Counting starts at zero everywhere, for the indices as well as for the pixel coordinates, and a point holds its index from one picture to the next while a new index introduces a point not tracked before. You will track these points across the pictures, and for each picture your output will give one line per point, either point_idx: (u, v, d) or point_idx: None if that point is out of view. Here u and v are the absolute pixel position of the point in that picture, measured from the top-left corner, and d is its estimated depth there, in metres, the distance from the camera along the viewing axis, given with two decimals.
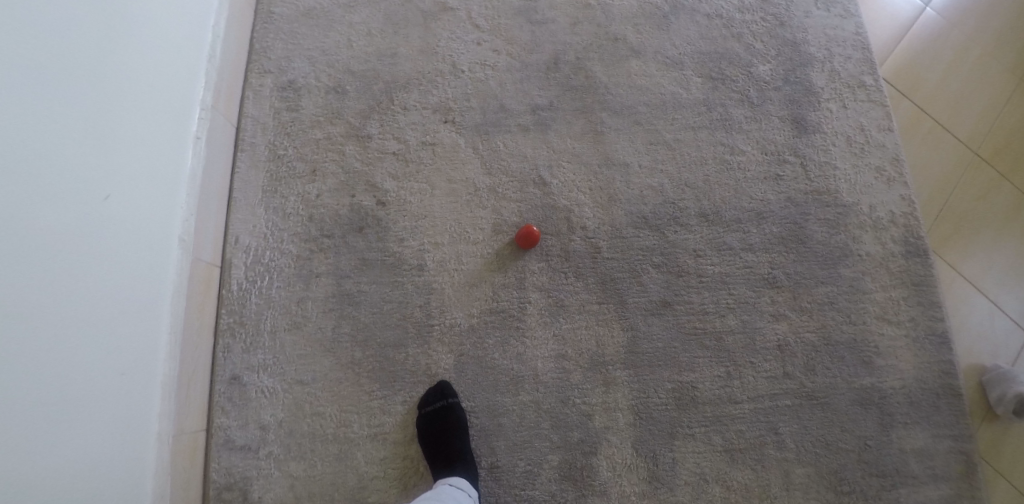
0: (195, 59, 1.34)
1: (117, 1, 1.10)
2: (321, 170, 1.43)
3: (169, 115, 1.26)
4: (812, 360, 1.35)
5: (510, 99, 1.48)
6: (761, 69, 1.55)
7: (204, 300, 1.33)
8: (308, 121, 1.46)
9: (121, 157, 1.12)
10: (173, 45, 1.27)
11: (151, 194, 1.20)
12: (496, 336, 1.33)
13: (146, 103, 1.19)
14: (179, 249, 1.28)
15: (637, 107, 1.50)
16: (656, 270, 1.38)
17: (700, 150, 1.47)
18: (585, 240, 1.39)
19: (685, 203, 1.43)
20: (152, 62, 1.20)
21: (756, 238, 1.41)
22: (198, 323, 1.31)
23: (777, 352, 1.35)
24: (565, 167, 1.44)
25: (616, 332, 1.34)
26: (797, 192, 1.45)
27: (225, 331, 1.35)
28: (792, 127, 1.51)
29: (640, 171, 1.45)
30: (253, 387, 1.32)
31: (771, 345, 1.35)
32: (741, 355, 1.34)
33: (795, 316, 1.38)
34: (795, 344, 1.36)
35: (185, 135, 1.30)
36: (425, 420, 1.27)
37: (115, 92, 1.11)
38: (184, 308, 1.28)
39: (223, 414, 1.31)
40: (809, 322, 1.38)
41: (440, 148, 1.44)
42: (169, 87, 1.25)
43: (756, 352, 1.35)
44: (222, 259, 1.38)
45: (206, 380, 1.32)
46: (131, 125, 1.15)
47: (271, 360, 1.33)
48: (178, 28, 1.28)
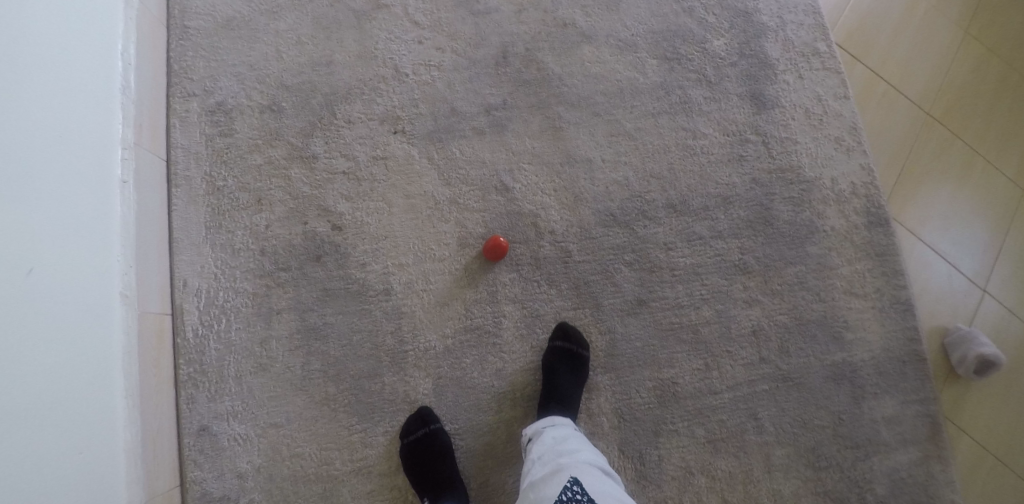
0: (105, 95, 1.22)
1: (5, 47, 0.98)
2: (266, 199, 1.34)
3: (83, 163, 1.14)
4: (785, 342, 1.36)
5: (461, 100, 1.39)
6: (715, 45, 1.48)
7: (160, 352, 1.25)
8: (245, 146, 1.36)
9: (38, 221, 1.02)
10: (74, 85, 1.14)
11: (80, 254, 1.10)
12: (474, 354, 1.29)
13: (55, 156, 1.07)
14: (123, 306, 1.19)
15: (593, 98, 1.43)
16: (629, 268, 1.35)
17: (662, 138, 1.42)
18: (554, 245, 1.35)
19: (652, 195, 1.39)
20: (56, 107, 1.09)
21: (725, 224, 1.40)
22: (157, 378, 1.23)
23: (753, 338, 1.35)
24: (526, 169, 1.38)
25: (595, 337, 1.32)
26: (761, 172, 1.43)
27: (186, 382, 1.28)
28: (750, 104, 1.46)
29: (603, 166, 1.40)
30: (224, 435, 1.26)
31: (745, 331, 1.36)
32: (718, 345, 1.34)
33: (767, 300, 1.37)
34: (769, 328, 1.36)
35: (107, 182, 1.20)
36: (409, 450, 1.23)
37: (20, 149, 1.00)
38: (139, 366, 1.20)
39: (195, 467, 1.25)
40: (781, 304, 1.38)
41: (392, 162, 1.36)
42: (77, 132, 1.14)
43: (732, 339, 1.35)
44: (172, 306, 1.30)
45: (173, 435, 1.25)
46: (44, 182, 1.04)
47: (240, 405, 1.27)
48: (77, 65, 1.15)
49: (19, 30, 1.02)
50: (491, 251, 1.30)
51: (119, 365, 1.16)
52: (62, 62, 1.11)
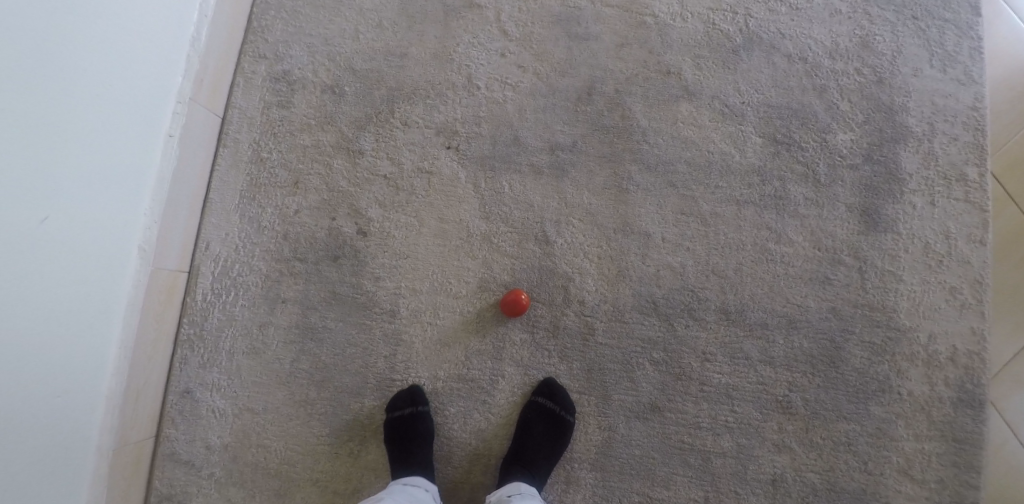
0: (168, 41, 1.16)
1: None
2: (304, 183, 1.29)
3: (128, 111, 1.10)
4: (805, 502, 1.19)
5: (527, 131, 1.25)
6: (839, 139, 1.20)
7: (166, 308, 1.25)
8: (297, 123, 1.30)
9: (64, 169, 0.98)
10: (136, 27, 1.08)
11: (105, 204, 1.08)
12: (459, 405, 1.22)
13: (98, 102, 1.02)
14: (138, 260, 1.17)
15: (673, 164, 1.21)
16: (653, 367, 1.20)
17: (740, 232, 1.20)
18: (579, 316, 1.21)
19: (706, 293, 1.20)
20: (109, 51, 1.03)
21: (780, 350, 1.19)
22: (156, 333, 1.24)
23: (770, 487, 1.20)
24: (575, 226, 1.22)
25: (592, 430, 1.21)
26: (845, 302, 1.19)
27: (184, 342, 1.28)
28: (859, 220, 1.19)
29: (663, 245, 1.21)
30: (204, 404, 1.26)
31: (765, 477, 1.20)
32: (727, 483, 1.20)
33: (801, 449, 1.21)
34: (791, 482, 1.20)
35: (151, 131, 1.16)
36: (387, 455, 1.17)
37: (57, 94, 0.95)
38: (140, 320, 1.20)
39: (172, 425, 1.26)
40: (817, 462, 1.20)
41: (437, 179, 1.26)
42: (129, 78, 1.08)
43: (745, 481, 1.21)
44: (190, 264, 1.29)
45: (159, 390, 1.26)
46: (78, 129, 1.00)
47: (225, 380, 1.27)
48: (143, 7, 1.09)
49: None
50: (511, 305, 1.19)
51: (118, 318, 1.15)
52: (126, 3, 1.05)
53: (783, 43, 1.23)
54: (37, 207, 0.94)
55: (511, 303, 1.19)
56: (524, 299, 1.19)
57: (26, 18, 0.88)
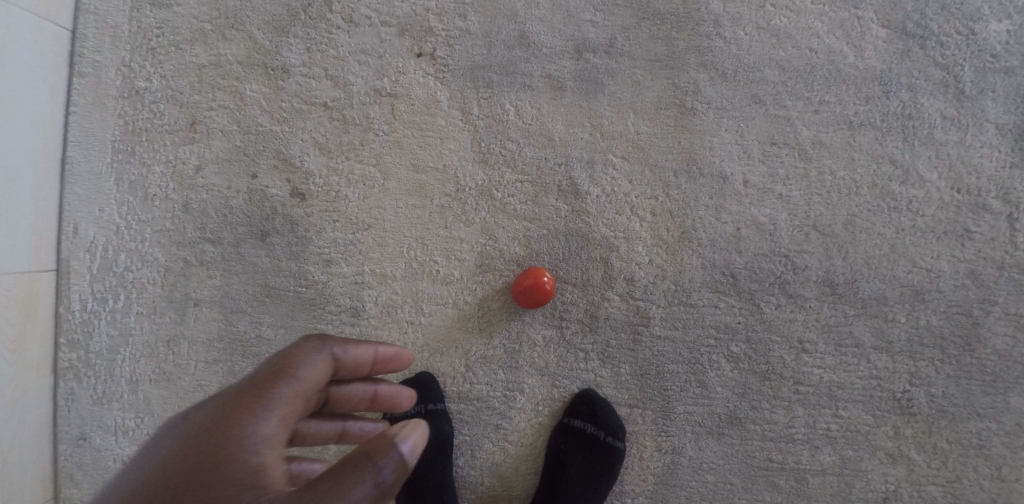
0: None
1: None
2: (204, 123, 0.85)
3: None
4: None
5: (540, 26, 0.84)
6: (991, 29, 0.84)
7: (25, 328, 0.83)
8: (188, 30, 0.86)
9: None
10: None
11: None
12: (464, 435, 0.87)
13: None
14: None
15: (759, 69, 0.84)
16: (731, 366, 0.88)
17: (853, 167, 0.84)
18: (626, 301, 0.86)
19: (805, 259, 0.85)
20: None
21: (900, 331, 0.89)
22: (16, 366, 0.82)
23: None
24: (617, 168, 0.84)
25: (648, 454, 0.89)
26: (987, 262, 0.87)
27: (68, 372, 0.87)
28: (1011, 146, 0.85)
29: (746, 194, 0.84)
30: (110, 455, 0.87)
31: (874, 496, 0.90)
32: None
33: (924, 461, 0.90)
34: (910, 501, 0.90)
35: None
36: None
37: None
38: None
39: (73, 485, 0.86)
40: (940, 473, 0.90)
41: (403, 104, 0.84)
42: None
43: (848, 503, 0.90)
44: (56, 258, 0.86)
45: (43, 445, 0.86)
46: None
47: (132, 419, 0.87)
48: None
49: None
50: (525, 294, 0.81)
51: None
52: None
53: None
54: None
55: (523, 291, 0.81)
56: (545, 279, 0.81)
57: None
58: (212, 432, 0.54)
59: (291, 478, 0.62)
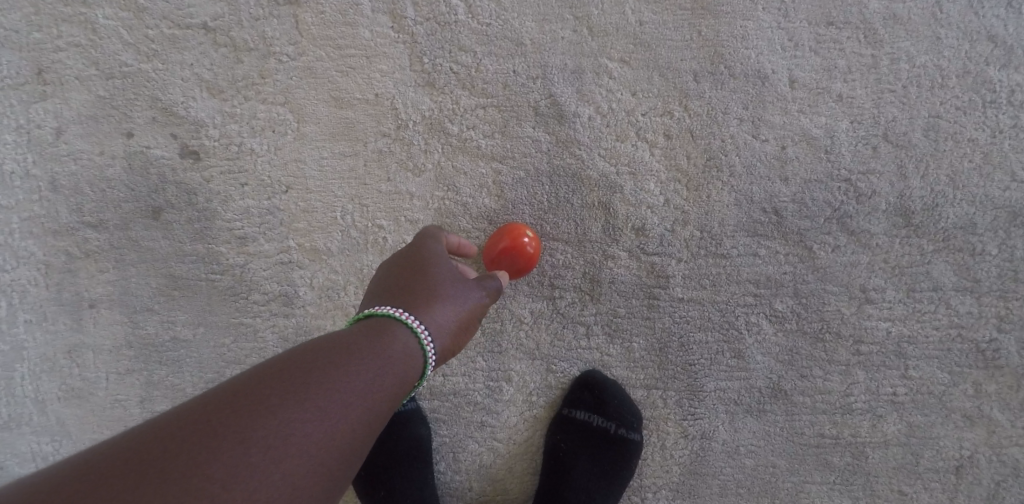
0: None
1: None
2: (55, 69, 0.63)
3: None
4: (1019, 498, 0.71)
5: None
6: None
7: None
8: None
9: None
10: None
11: None
12: (445, 434, 0.70)
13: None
14: None
15: None
16: (774, 327, 0.69)
17: (938, 49, 0.64)
18: (635, 254, 0.66)
19: (871, 181, 0.65)
20: None
21: (991, 267, 0.69)
22: None
23: (955, 479, 0.71)
24: (629, 72, 0.63)
25: (672, 443, 0.71)
26: None
27: None
28: None
29: (794, 98, 0.64)
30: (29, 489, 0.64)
31: (946, 464, 0.71)
32: (890, 483, 0.72)
33: (1009, 420, 0.71)
34: (995, 470, 0.71)
35: None
36: (363, 487, 0.68)
37: None
38: None
39: None
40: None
41: (310, 15, 0.62)
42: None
43: (915, 475, 0.72)
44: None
45: None
46: None
47: (48, 444, 0.65)
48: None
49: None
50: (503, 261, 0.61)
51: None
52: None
53: None
54: None
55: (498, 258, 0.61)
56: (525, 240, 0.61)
57: None
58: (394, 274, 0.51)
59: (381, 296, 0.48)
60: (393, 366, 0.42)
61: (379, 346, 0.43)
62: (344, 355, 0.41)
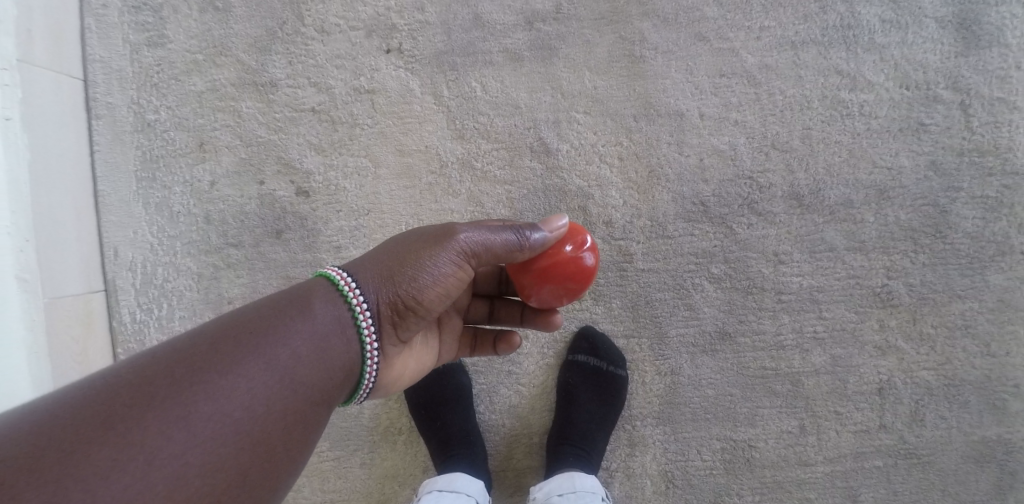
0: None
1: None
2: (212, 142, 0.97)
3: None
4: (922, 408, 0.97)
5: (493, 7, 0.93)
6: None
7: (87, 344, 0.94)
8: (182, 63, 0.97)
9: None
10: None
11: None
12: (483, 382, 0.99)
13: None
14: (17, 291, 0.86)
15: (699, 9, 0.92)
16: (714, 286, 0.94)
17: (800, 83, 0.91)
18: (609, 243, 0.94)
19: (768, 179, 0.92)
20: None
21: (871, 231, 0.93)
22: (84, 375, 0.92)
23: (878, 400, 0.98)
24: (582, 125, 0.92)
25: (650, 378, 0.97)
26: (948, 152, 0.91)
27: None
28: (954, 38, 0.90)
29: (705, 125, 0.92)
30: None
31: (870, 388, 0.98)
32: (824, 404, 0.98)
33: (912, 348, 0.97)
34: (903, 389, 0.97)
35: None
36: (425, 422, 0.97)
37: None
38: (52, 364, 0.89)
39: None
40: (930, 358, 0.97)
41: (382, 98, 0.94)
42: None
43: (846, 399, 0.98)
44: (103, 280, 0.98)
45: None
46: None
47: None
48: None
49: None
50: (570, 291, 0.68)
51: (15, 368, 0.83)
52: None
53: None
54: None
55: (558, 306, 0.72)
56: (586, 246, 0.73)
57: None
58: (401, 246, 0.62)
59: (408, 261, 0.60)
60: (320, 332, 0.54)
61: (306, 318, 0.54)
62: (272, 339, 0.51)
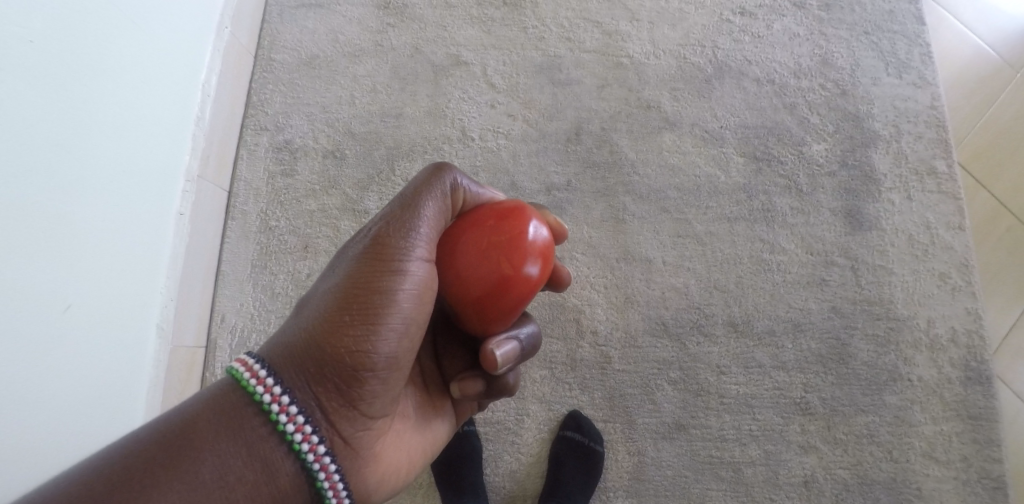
0: (168, 121, 1.24)
1: (84, 100, 1.03)
2: (314, 246, 1.35)
3: (132, 194, 1.14)
4: (841, 501, 1.19)
5: (523, 176, 1.35)
6: (814, 150, 1.35)
7: (186, 385, 1.24)
8: (303, 190, 1.39)
9: (82, 251, 1.03)
10: (138, 112, 1.16)
11: (123, 281, 1.11)
12: (490, 448, 1.23)
13: (95, 195, 1.06)
14: (156, 336, 1.19)
15: (665, 191, 1.33)
16: (672, 387, 1.23)
17: (735, 246, 1.30)
18: (594, 347, 1.25)
19: (712, 309, 1.26)
20: (123, 133, 1.12)
21: (791, 355, 1.24)
22: None
23: (803, 490, 1.19)
24: (579, 260, 1.29)
25: (622, 456, 1.21)
26: (844, 300, 1.26)
27: None
28: (844, 222, 1.31)
29: (667, 266, 1.29)
30: None
31: (796, 480, 1.20)
32: (760, 490, 1.20)
33: (829, 450, 1.21)
34: (824, 482, 1.20)
35: (164, 209, 1.22)
36: (444, 476, 1.19)
37: (81, 180, 1.03)
38: (162, 396, 1.18)
39: None
40: (844, 459, 1.21)
41: None
42: (124, 157, 1.12)
43: (778, 487, 1.20)
44: (207, 339, 1.30)
45: None
46: (101, 213, 1.07)
47: None
48: (137, 90, 1.15)
49: (26, 42, 0.93)
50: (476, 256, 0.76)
51: (138, 392, 1.14)
52: (110, 76, 1.09)
53: (749, 69, 1.42)
54: (55, 299, 0.98)
55: (488, 299, 0.75)
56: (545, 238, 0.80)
57: (55, 122, 0.98)
58: (342, 298, 0.68)
59: (366, 300, 0.68)
60: (233, 459, 0.60)
61: (219, 445, 0.60)
62: (186, 471, 0.57)
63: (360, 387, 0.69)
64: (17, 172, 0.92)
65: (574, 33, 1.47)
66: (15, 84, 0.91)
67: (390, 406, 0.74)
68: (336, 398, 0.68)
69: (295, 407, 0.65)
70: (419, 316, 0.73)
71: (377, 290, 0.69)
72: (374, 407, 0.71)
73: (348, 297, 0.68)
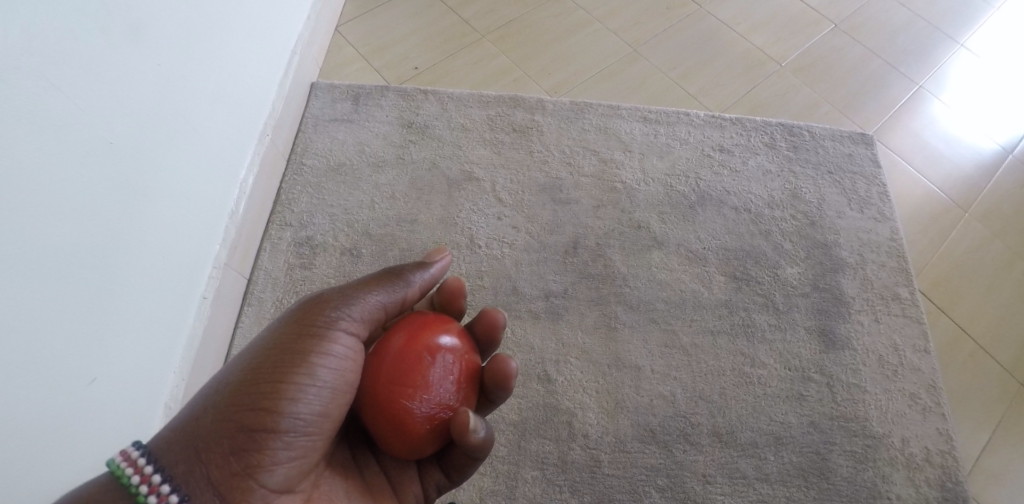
0: (207, 213, 1.37)
1: (141, 193, 1.16)
2: None
3: (165, 278, 1.24)
4: None
5: (524, 282, 1.47)
6: (788, 272, 1.48)
7: None
8: (318, 281, 1.49)
9: (115, 327, 1.11)
10: (183, 205, 1.28)
11: (143, 359, 1.18)
12: None
13: (134, 277, 1.15)
14: (161, 414, 1.23)
15: (653, 303, 1.45)
16: (660, 494, 1.25)
17: (719, 359, 1.38)
18: (584, 450, 1.29)
19: (697, 418, 1.33)
20: (167, 223, 1.24)
21: (774, 466, 1.28)
22: None
23: None
24: (573, 364, 1.37)
25: None
26: (821, 416, 1.33)
27: None
28: (819, 340, 1.41)
29: (655, 372, 1.37)
30: None
31: None
32: None
33: None
34: None
35: (190, 293, 1.31)
36: None
37: (125, 262, 1.13)
38: None
39: None
40: None
41: None
42: (163, 244, 1.23)
43: None
44: None
45: None
46: (135, 293, 1.16)
47: None
48: (186, 186, 1.29)
49: (106, 144, 1.08)
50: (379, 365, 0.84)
51: None
52: (167, 173, 1.23)
53: (728, 199, 1.59)
54: (82, 372, 1.04)
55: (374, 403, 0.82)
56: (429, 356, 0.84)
57: (116, 211, 1.11)
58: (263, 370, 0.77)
59: (284, 372, 0.77)
60: None
61: None
62: None
63: (252, 453, 0.74)
64: (76, 252, 1.03)
65: (574, 158, 1.66)
66: (90, 175, 1.04)
67: (293, 473, 0.78)
68: (233, 462, 0.73)
69: (167, 487, 0.70)
70: (307, 380, 0.77)
71: (298, 363, 0.78)
72: (272, 474, 0.75)
73: (271, 369, 0.77)
